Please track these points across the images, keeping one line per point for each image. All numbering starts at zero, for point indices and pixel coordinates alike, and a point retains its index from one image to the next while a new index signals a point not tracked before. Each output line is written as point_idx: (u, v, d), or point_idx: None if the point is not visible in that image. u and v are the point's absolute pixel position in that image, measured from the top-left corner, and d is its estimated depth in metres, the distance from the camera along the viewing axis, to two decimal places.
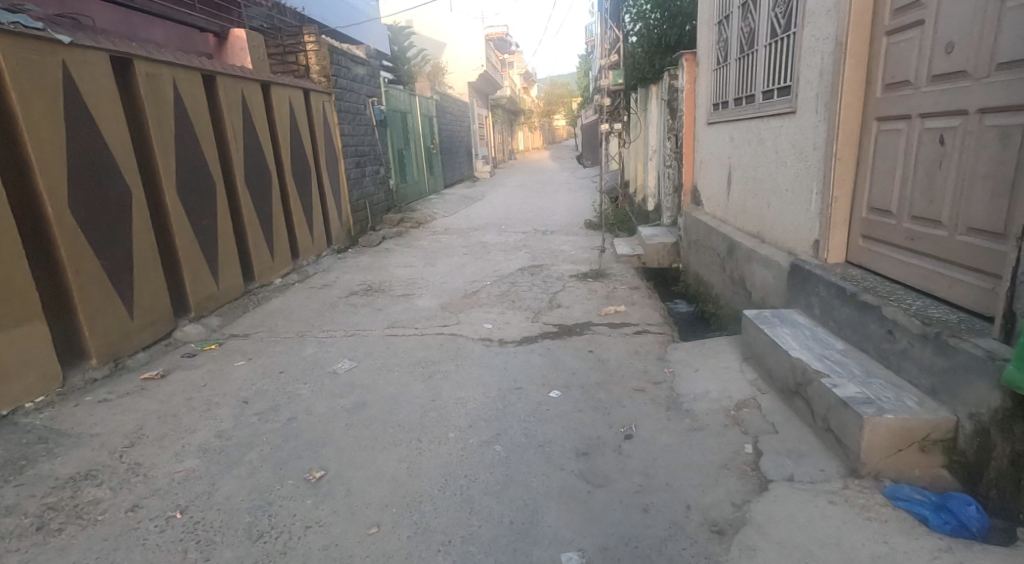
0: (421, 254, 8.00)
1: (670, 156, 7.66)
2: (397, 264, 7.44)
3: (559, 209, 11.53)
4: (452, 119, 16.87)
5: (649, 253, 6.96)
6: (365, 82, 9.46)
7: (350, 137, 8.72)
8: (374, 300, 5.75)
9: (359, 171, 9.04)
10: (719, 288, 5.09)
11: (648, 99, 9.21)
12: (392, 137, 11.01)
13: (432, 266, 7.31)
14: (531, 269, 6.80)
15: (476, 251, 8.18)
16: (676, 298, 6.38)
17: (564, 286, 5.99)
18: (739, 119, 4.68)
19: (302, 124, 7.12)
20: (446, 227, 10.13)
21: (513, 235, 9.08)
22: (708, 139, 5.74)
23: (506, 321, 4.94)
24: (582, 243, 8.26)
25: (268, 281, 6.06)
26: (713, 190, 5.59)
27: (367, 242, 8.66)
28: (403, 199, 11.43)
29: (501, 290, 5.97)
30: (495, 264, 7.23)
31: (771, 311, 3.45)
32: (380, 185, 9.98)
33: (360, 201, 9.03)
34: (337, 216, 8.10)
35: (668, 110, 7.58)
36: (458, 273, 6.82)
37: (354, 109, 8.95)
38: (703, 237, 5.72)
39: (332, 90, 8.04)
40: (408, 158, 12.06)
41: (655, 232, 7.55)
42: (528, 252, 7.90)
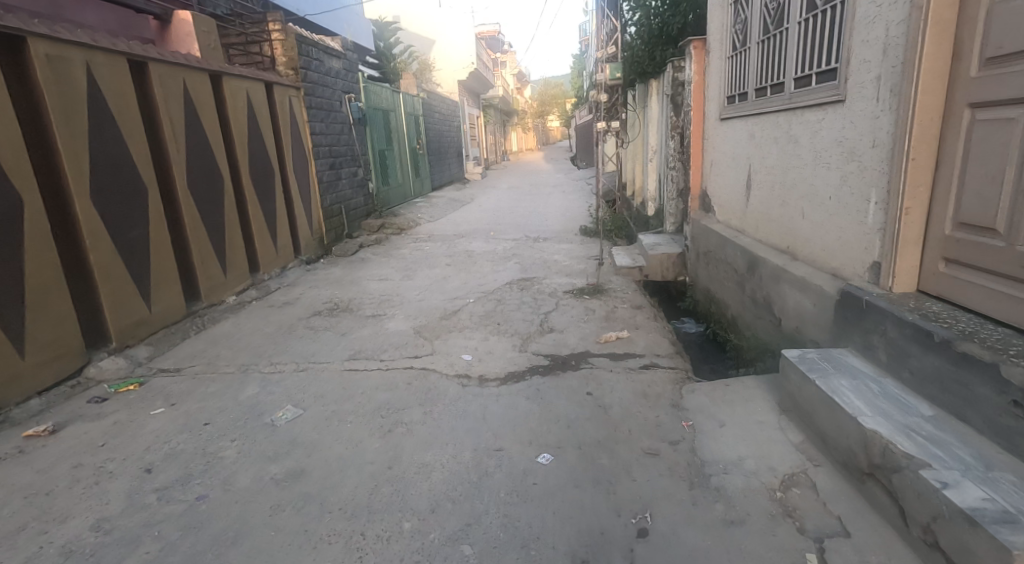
0: (400, 266, 7.26)
1: (674, 157, 6.97)
2: (371, 277, 6.70)
3: (552, 213, 10.81)
4: (440, 118, 16.12)
5: (652, 265, 6.25)
6: (341, 76, 8.69)
7: (323, 136, 7.96)
8: (340, 321, 5.02)
9: (334, 174, 8.29)
10: (738, 309, 4.39)
11: (649, 95, 8.51)
12: (373, 136, 10.27)
13: (411, 279, 6.58)
14: (520, 283, 6.07)
15: (461, 261, 7.45)
16: (684, 317, 5.68)
17: (557, 303, 5.26)
18: (762, 111, 3.97)
19: (265, 122, 6.37)
20: (430, 233, 9.39)
21: (502, 243, 8.37)
22: (721, 136, 5.02)
23: (490, 349, 4.21)
24: (578, 252, 7.53)
25: (219, 300, 5.31)
26: (728, 195, 4.87)
27: (341, 251, 7.92)
28: (386, 203, 10.69)
29: (486, 308, 5.24)
30: (481, 277, 6.49)
31: (817, 350, 2.75)
32: (359, 189, 9.23)
33: (335, 206, 8.28)
34: (306, 223, 7.35)
35: (671, 106, 6.87)
36: (439, 288, 6.08)
37: (329, 105, 8.20)
38: (715, 249, 5.02)
39: (301, 84, 7.29)
40: (392, 159, 11.31)
41: (657, 241, 6.84)
42: (519, 262, 7.17)
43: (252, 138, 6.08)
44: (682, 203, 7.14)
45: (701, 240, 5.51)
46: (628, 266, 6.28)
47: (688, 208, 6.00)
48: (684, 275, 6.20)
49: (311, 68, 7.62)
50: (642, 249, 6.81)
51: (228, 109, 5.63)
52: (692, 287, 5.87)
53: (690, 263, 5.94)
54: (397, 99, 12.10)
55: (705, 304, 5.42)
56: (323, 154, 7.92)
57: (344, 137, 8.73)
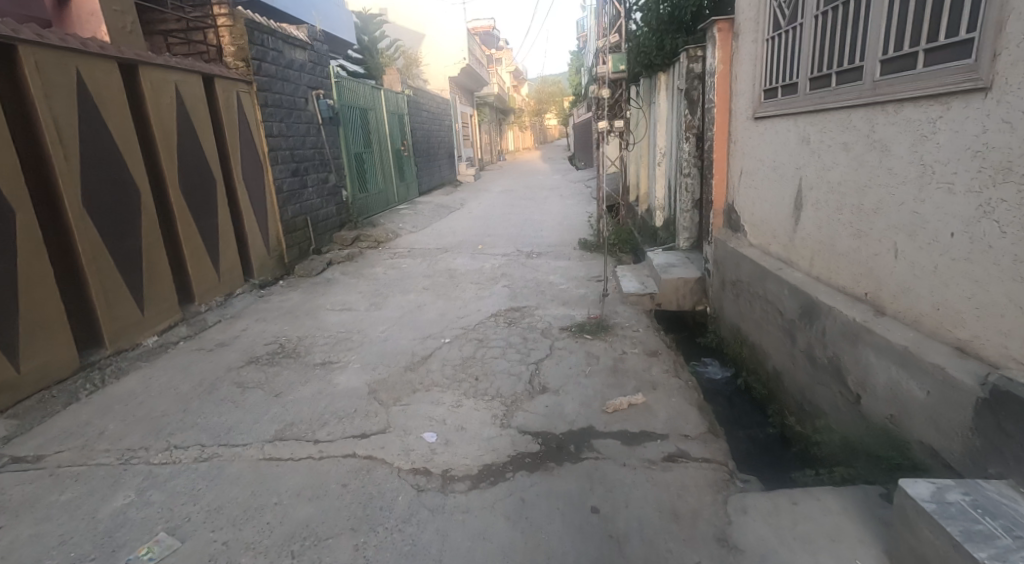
0: (368, 290, 6.22)
1: (688, 162, 5.99)
2: (333, 305, 5.67)
3: (548, 223, 9.79)
4: (428, 116, 15.08)
5: (665, 292, 5.24)
6: (306, 69, 7.66)
7: (282, 139, 6.95)
8: (278, 373, 4.00)
9: (297, 181, 7.28)
10: (788, 366, 3.38)
11: (656, 90, 7.53)
12: (348, 137, 9.25)
13: (381, 308, 5.54)
14: (507, 316, 5.07)
15: (442, 282, 6.45)
16: (707, 358, 4.68)
17: (551, 348, 4.26)
18: (822, 107, 2.98)
19: (204, 122, 5.37)
20: (410, 247, 8.36)
21: (490, 259, 7.37)
22: (755, 139, 4.02)
23: (462, 423, 3.20)
24: (576, 274, 6.51)
25: (133, 342, 4.29)
26: (766, 214, 3.87)
27: (304, 270, 6.91)
28: (363, 212, 9.66)
29: (463, 354, 4.23)
30: (462, 307, 5.46)
31: (957, 483, 1.74)
32: (329, 198, 8.23)
33: (298, 219, 7.28)
34: (259, 241, 6.33)
35: (685, 102, 5.87)
36: (412, 322, 5.06)
37: (290, 103, 7.20)
38: (750, 280, 4.01)
39: (253, 78, 6.30)
40: (371, 163, 10.29)
41: (670, 261, 5.84)
42: (508, 286, 6.15)
43: (185, 141, 5.07)
44: (698, 215, 6.15)
45: (729, 267, 4.50)
46: (636, 293, 5.26)
47: (708, 225, 5.00)
48: (704, 304, 5.18)
49: (266, 59, 6.60)
50: (652, 272, 5.79)
51: (149, 107, 4.64)
52: (716, 322, 4.86)
53: (713, 291, 4.93)
54: (377, 97, 11.07)
55: (733, 345, 4.41)
56: (282, 159, 6.90)
57: (310, 139, 7.71)
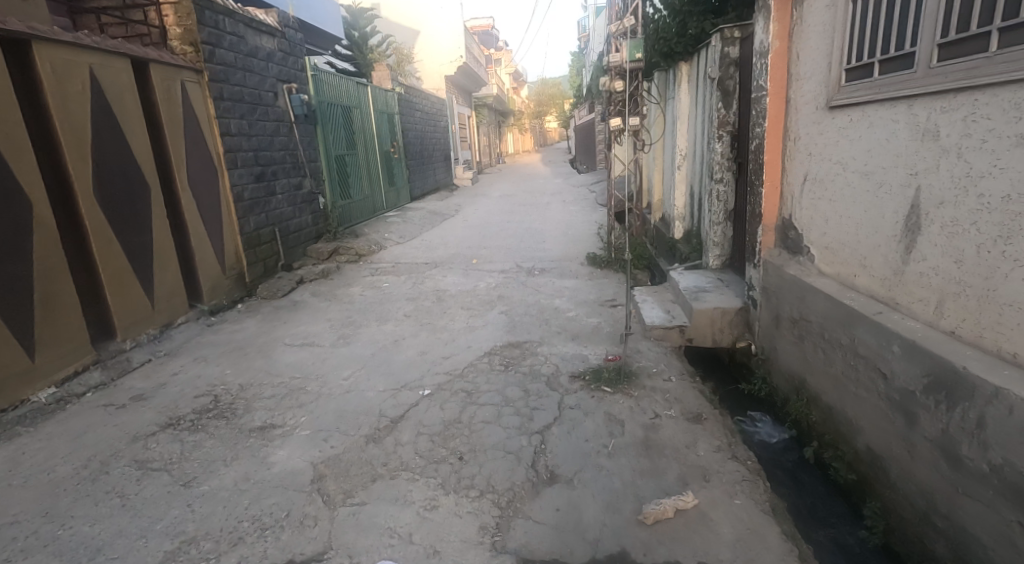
0: (339, 317, 5.25)
1: (720, 164, 5.07)
2: (294, 337, 4.70)
3: (551, 232, 8.82)
4: (421, 116, 14.12)
5: (698, 325, 4.30)
6: (275, 59, 6.70)
7: (246, 138, 5.99)
8: (201, 442, 3.04)
9: (264, 187, 6.34)
10: (897, 452, 2.41)
11: (676, 82, 6.61)
12: (328, 137, 8.31)
13: (351, 342, 4.57)
14: (502, 356, 4.11)
15: (429, 306, 5.48)
16: (754, 413, 3.71)
17: (560, 407, 3.30)
18: (977, 81, 2.02)
19: (136, 117, 4.42)
20: (396, 261, 7.40)
21: (486, 278, 6.41)
22: (830, 136, 3.06)
23: (437, 541, 2.25)
24: (585, 298, 5.55)
25: (17, 399, 3.33)
26: (848, 235, 2.90)
27: (267, 292, 5.94)
28: (345, 220, 8.70)
29: (446, 416, 3.26)
30: (448, 341, 4.50)
31: None
32: (303, 206, 7.27)
33: (265, 231, 6.33)
34: (211, 260, 5.35)
35: (719, 94, 4.94)
36: (386, 364, 4.09)
37: (255, 96, 6.23)
38: (823, 321, 3.05)
39: (204, 66, 5.33)
40: (355, 166, 9.33)
41: (699, 285, 4.88)
42: (506, 313, 5.19)
43: (106, 139, 4.12)
44: (731, 229, 5.21)
45: (786, 299, 3.54)
46: (664, 325, 4.35)
47: (750, 244, 4.06)
48: (745, 340, 4.22)
49: (223, 44, 5.64)
50: (679, 298, 4.83)
51: (51, 95, 3.69)
52: (763, 365, 3.91)
53: (760, 325, 3.97)
54: (364, 94, 10.09)
55: (794, 401, 3.44)
56: (246, 161, 5.97)
57: (281, 140, 6.75)
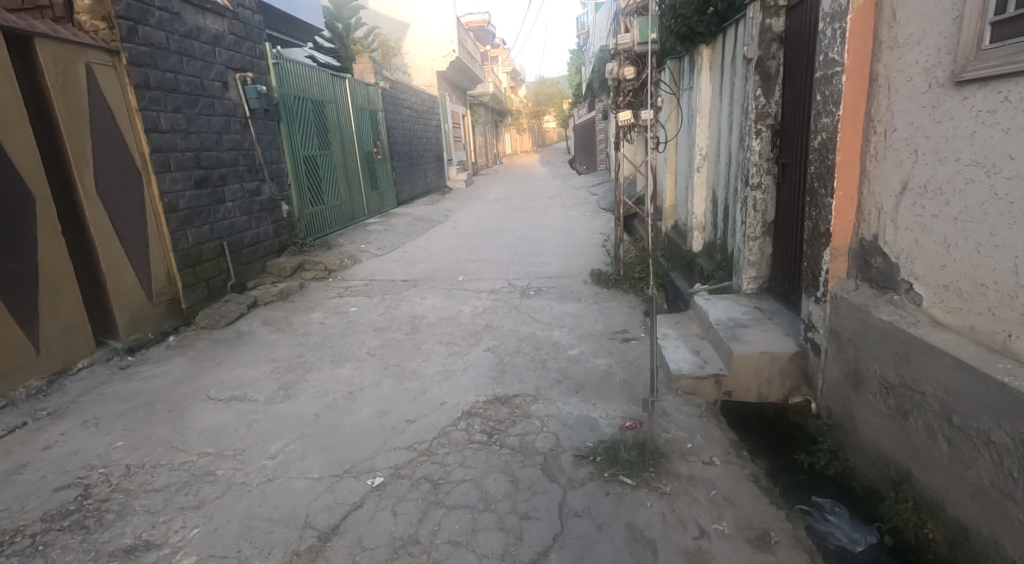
0: (288, 355, 4.25)
1: (760, 167, 4.14)
2: (223, 385, 3.71)
3: (548, 242, 7.84)
4: (409, 114, 13.14)
5: (739, 374, 3.35)
6: (224, 43, 5.71)
7: (185, 137, 5.03)
8: None
9: (210, 194, 5.36)
10: None
11: (695, 69, 5.67)
12: (296, 136, 7.35)
13: (296, 393, 3.59)
14: (484, 422, 3.13)
15: (399, 339, 4.51)
16: (819, 498, 2.66)
17: (561, 515, 2.33)
18: None
19: (12, 108, 3.46)
20: (369, 279, 6.43)
21: (472, 301, 5.44)
22: (961, 126, 2.08)
23: None
24: (591, 329, 4.57)
25: None
26: (1004, 277, 1.96)
27: (208, 320, 4.94)
28: (316, 229, 7.73)
29: (398, 532, 2.29)
30: (417, 395, 3.51)
31: None
32: (261, 214, 6.28)
33: (211, 246, 5.35)
34: (131, 284, 4.36)
35: (757, 77, 4.00)
36: (332, 432, 3.11)
37: (198, 87, 5.25)
38: (947, 396, 2.12)
39: (121, 46, 4.35)
40: (330, 168, 8.36)
41: (733, 318, 3.93)
42: (493, 350, 4.21)
43: None
44: (770, 245, 4.28)
45: (869, 353, 2.58)
46: (695, 375, 3.41)
47: (807, 271, 3.13)
48: (801, 394, 3.25)
49: (149, 21, 4.65)
50: (711, 335, 3.85)
51: None
52: (829, 432, 2.95)
53: (825, 379, 3.02)
54: (340, 88, 9.09)
55: (885, 495, 2.47)
56: (187, 164, 5.02)
57: (232, 138, 5.77)
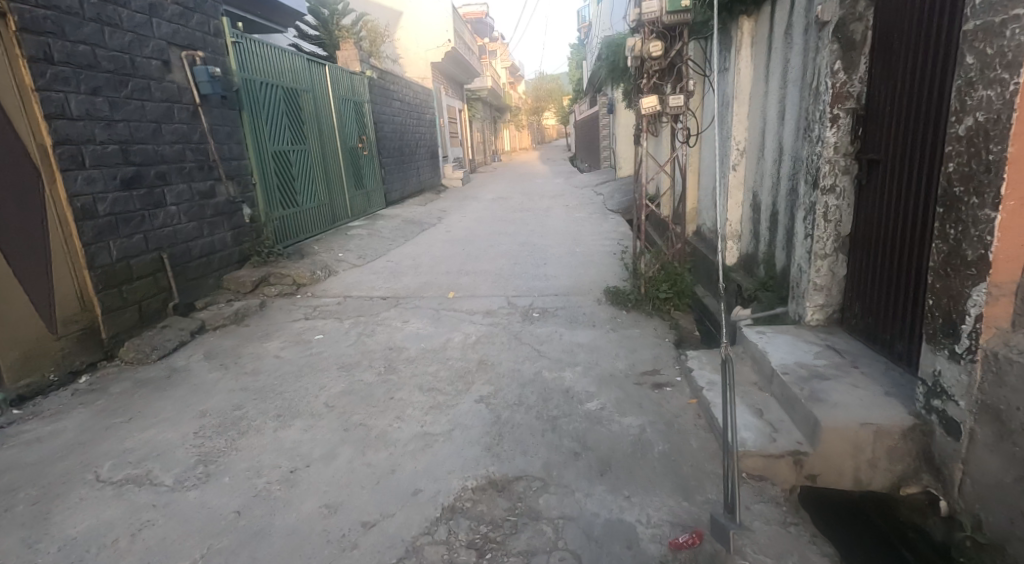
0: (224, 406, 3.30)
1: (835, 164, 3.20)
2: (122, 456, 2.76)
3: (554, 250, 6.88)
4: (401, 106, 12.16)
5: (829, 453, 2.41)
6: (164, 14, 4.75)
7: (114, 127, 4.10)
8: None
9: (145, 197, 4.41)
10: None
11: (734, 45, 4.72)
12: (264, 129, 6.39)
13: (218, 469, 2.64)
14: (473, 533, 2.21)
15: (369, 383, 3.55)
16: None
17: None
18: None
19: None
20: (344, 297, 5.47)
21: (463, 327, 4.50)
22: None
23: None
24: (612, 370, 3.62)
25: None
26: None
27: (134, 355, 3.96)
28: (287, 235, 6.77)
29: None
30: (382, 478, 2.56)
31: None
32: (216, 219, 5.32)
33: (146, 259, 4.39)
34: (20, 312, 3.43)
35: (835, 46, 3.05)
36: (254, 545, 2.16)
37: (127, 64, 4.29)
38: None
39: (7, 6, 3.38)
40: (306, 166, 7.40)
41: (804, 364, 2.98)
42: (488, 401, 3.26)
43: None
44: (844, 265, 3.35)
45: None
46: (767, 452, 2.47)
47: (930, 311, 2.21)
48: (921, 483, 2.34)
49: None
50: (779, 389, 2.89)
51: None
52: (977, 551, 2.06)
53: (968, 471, 2.12)
54: (319, 75, 8.12)
55: None
56: (112, 158, 4.07)
57: (175, 128, 4.80)
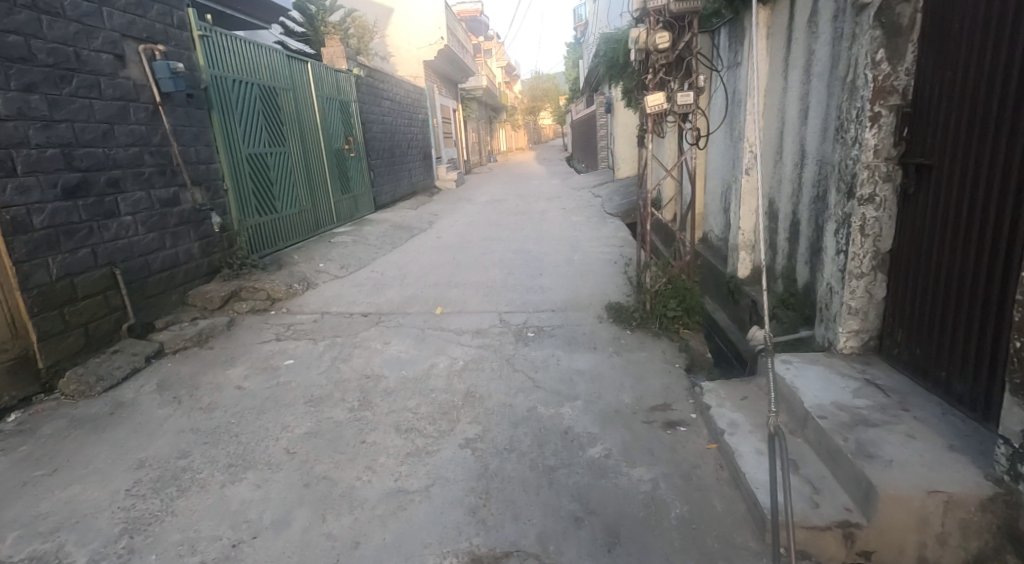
0: (167, 454, 2.84)
1: (876, 171, 2.75)
2: (34, 524, 2.31)
3: (551, 259, 6.44)
4: (391, 105, 11.70)
5: (888, 527, 1.98)
6: (117, 3, 4.29)
7: (52, 129, 3.67)
8: None
9: (94, 206, 3.96)
10: None
11: (749, 36, 4.27)
12: (238, 130, 5.92)
13: (147, 543, 2.20)
14: None
15: (339, 421, 3.11)
16: None
17: None
18: None
19: None
20: (322, 313, 5.02)
21: (449, 349, 4.05)
22: None
23: None
24: (616, 405, 3.17)
25: None
26: None
27: (75, 387, 3.49)
28: (263, 244, 6.31)
29: None
30: (343, 555, 2.12)
31: None
32: (181, 229, 4.86)
33: (95, 277, 3.93)
34: None
35: (878, 32, 2.62)
36: None
37: (70, 59, 3.84)
38: None
39: None
40: (285, 169, 6.93)
41: (845, 405, 2.53)
42: (475, 446, 2.81)
43: None
44: (884, 287, 2.90)
45: None
46: (810, 523, 2.04)
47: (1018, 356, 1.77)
48: None
49: None
50: (817, 437, 2.45)
51: None
52: None
53: None
54: (300, 72, 7.65)
55: None
56: (51, 164, 3.66)
57: (131, 130, 4.34)
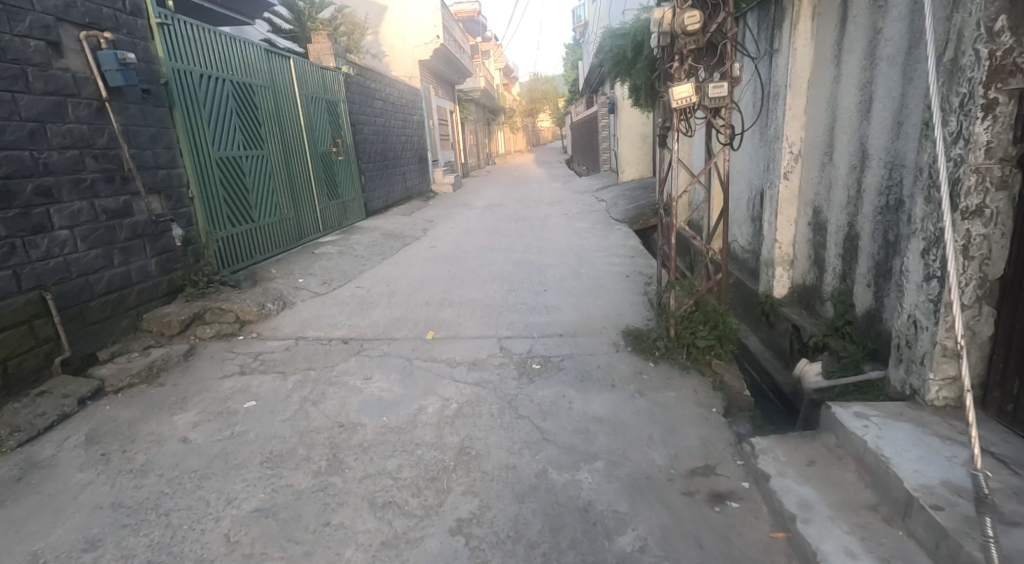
0: (72, 547, 2.20)
1: (987, 175, 2.13)
2: None
3: (555, 272, 5.81)
4: (384, 106, 11.06)
5: None
6: None
7: None
8: None
9: (18, 221, 3.37)
10: None
11: (788, 18, 3.65)
12: (206, 130, 5.29)
13: None
14: None
15: (298, 491, 2.48)
16: None
17: None
18: None
19: None
20: (297, 339, 4.39)
21: (440, 388, 3.41)
22: None
23: None
24: (646, 469, 2.54)
25: None
26: None
27: None
28: (235, 258, 5.67)
29: None
30: None
31: None
32: (134, 244, 4.23)
33: (17, 304, 3.32)
34: None
35: None
36: None
37: None
38: None
39: None
40: (263, 174, 6.29)
41: (961, 489, 1.91)
42: (469, 533, 2.19)
43: None
44: (990, 324, 2.27)
45: None
46: None
47: None
48: None
49: None
50: (932, 535, 1.82)
51: None
52: None
53: None
54: (281, 68, 7.02)
55: None
56: None
57: (69, 130, 3.71)
